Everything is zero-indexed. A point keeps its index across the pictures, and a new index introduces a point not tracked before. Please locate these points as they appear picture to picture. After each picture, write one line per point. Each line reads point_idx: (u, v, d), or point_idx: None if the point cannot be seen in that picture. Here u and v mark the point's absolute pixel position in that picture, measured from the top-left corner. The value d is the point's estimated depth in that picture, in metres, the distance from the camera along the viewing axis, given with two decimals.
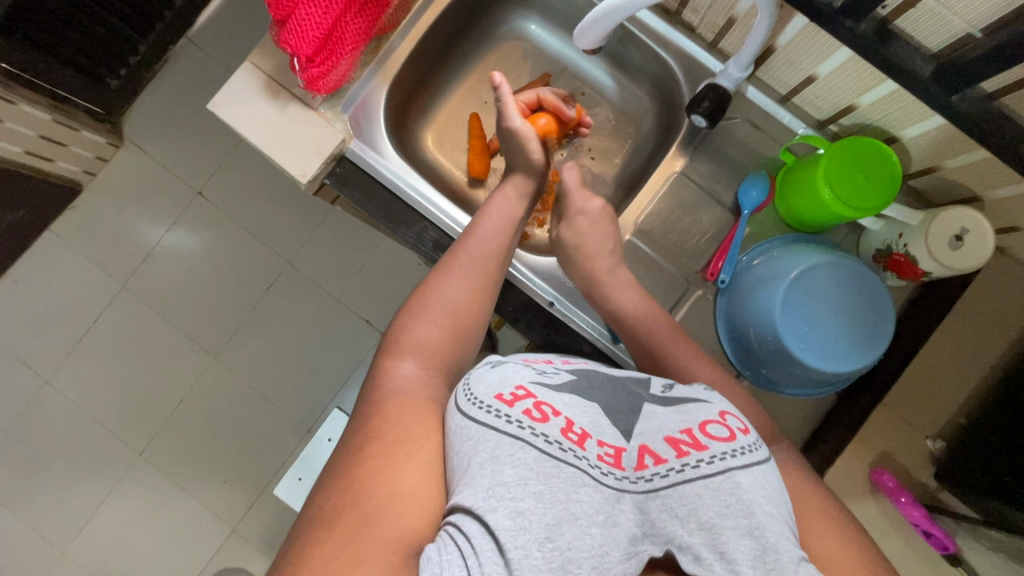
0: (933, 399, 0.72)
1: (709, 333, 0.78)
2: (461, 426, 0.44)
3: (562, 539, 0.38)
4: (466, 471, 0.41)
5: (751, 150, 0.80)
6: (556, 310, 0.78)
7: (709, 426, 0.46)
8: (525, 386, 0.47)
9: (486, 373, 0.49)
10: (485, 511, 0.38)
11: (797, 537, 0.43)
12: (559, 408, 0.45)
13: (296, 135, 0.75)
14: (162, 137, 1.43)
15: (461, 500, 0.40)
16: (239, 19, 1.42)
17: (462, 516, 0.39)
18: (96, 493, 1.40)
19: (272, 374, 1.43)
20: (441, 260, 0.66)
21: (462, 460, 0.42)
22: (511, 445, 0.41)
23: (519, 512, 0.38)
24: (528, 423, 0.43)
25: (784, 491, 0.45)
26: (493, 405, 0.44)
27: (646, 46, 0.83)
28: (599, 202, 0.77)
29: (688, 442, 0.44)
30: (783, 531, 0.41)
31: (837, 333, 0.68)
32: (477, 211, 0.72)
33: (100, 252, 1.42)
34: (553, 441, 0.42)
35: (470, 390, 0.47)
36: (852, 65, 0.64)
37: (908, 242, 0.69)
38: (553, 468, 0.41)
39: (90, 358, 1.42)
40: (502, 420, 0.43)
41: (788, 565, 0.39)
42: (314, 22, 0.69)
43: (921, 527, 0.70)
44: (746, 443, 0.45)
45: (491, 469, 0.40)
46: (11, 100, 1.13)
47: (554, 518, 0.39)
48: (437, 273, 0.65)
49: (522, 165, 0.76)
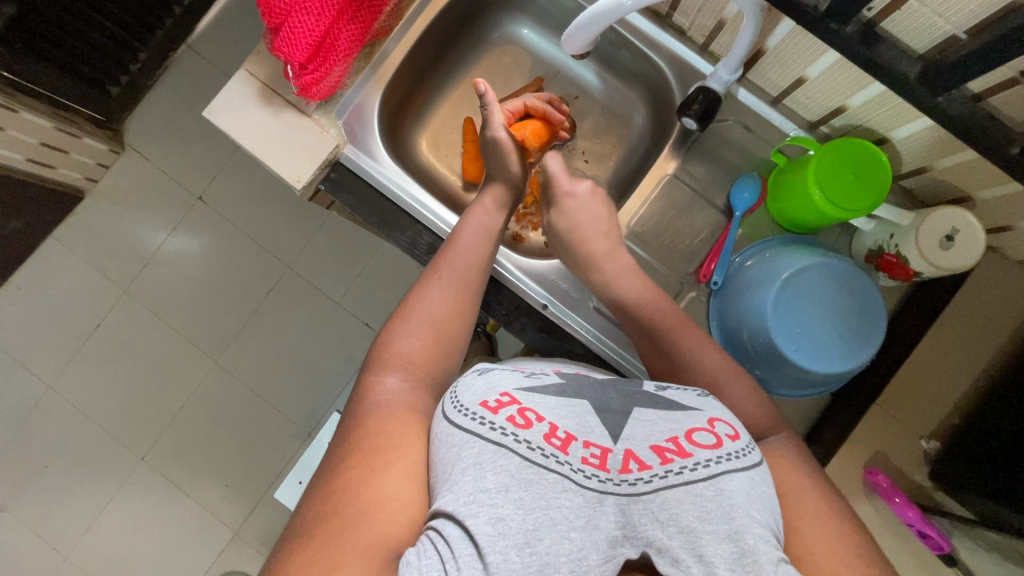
0: (927, 399, 0.72)
1: (703, 335, 0.78)
2: (447, 433, 0.45)
3: (540, 544, 0.38)
4: (448, 477, 0.42)
5: (743, 151, 0.80)
6: (550, 312, 0.79)
7: (695, 434, 0.46)
8: (510, 392, 0.47)
9: (474, 380, 0.49)
10: (466, 516, 0.39)
11: (780, 541, 0.42)
12: (543, 414, 0.46)
13: (291, 141, 0.75)
14: (163, 143, 1.44)
15: (443, 505, 0.40)
16: (237, 26, 1.44)
17: (444, 521, 0.40)
18: (99, 498, 1.41)
19: (272, 377, 1.43)
20: (424, 273, 0.67)
21: (446, 467, 0.43)
22: (494, 452, 0.42)
23: (498, 518, 0.39)
24: (511, 430, 0.43)
25: (771, 496, 0.45)
26: (479, 412, 0.45)
27: (638, 49, 0.83)
28: (588, 184, 0.77)
29: (673, 449, 0.45)
30: (763, 535, 0.41)
31: (829, 335, 0.68)
32: (464, 223, 0.73)
33: (102, 257, 1.44)
34: (535, 447, 0.43)
35: (457, 397, 0.47)
36: (839, 67, 0.64)
37: (899, 242, 0.69)
38: (534, 475, 0.41)
39: (92, 364, 1.43)
40: (487, 427, 0.43)
41: (767, 566, 0.39)
42: (307, 29, 0.70)
43: (916, 528, 0.70)
44: (733, 449, 0.45)
45: (473, 476, 0.41)
46: (12, 107, 1.15)
47: (533, 524, 0.39)
48: (420, 286, 0.65)
49: (502, 175, 0.78)
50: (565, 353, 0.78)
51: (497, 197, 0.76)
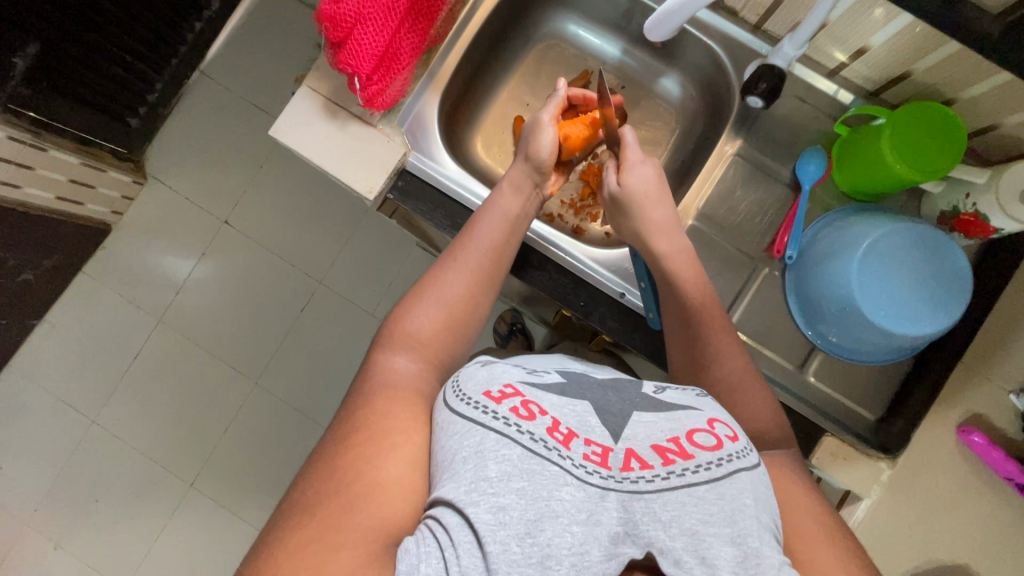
0: (1014, 355, 0.72)
1: (778, 310, 0.79)
2: (448, 421, 0.45)
3: (541, 535, 0.39)
4: (450, 466, 0.42)
5: (803, 125, 0.81)
6: (628, 300, 0.79)
7: (697, 435, 0.46)
8: (514, 384, 0.47)
9: (476, 370, 0.49)
10: (467, 504, 0.39)
11: (779, 542, 0.44)
12: (546, 407, 0.45)
13: (358, 152, 0.76)
14: (188, 170, 1.46)
15: (443, 494, 0.41)
16: (253, 48, 1.45)
17: (444, 510, 0.41)
18: (153, 526, 1.41)
19: (312, 393, 1.44)
20: (441, 254, 0.67)
21: (446, 456, 0.43)
22: (497, 441, 0.42)
23: (500, 508, 0.39)
24: (514, 421, 0.43)
25: (770, 498, 0.46)
26: (482, 401, 0.45)
27: (688, 34, 0.84)
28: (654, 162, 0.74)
29: (674, 450, 0.45)
30: (764, 540, 0.42)
31: (915, 297, 0.68)
32: (487, 207, 0.72)
33: (134, 289, 1.45)
34: (538, 439, 0.43)
35: (460, 386, 0.47)
36: (909, 32, 0.65)
37: (976, 200, 0.70)
38: (536, 465, 0.41)
39: (133, 394, 1.44)
40: (489, 416, 0.43)
41: (768, 569, 0.41)
42: (372, 40, 0.70)
43: (1015, 481, 0.70)
44: (733, 450, 0.46)
45: (475, 465, 0.41)
46: (41, 146, 1.17)
47: (535, 515, 0.39)
48: (438, 267, 0.65)
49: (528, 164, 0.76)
50: (648, 341, 0.78)
51: (515, 180, 0.74)
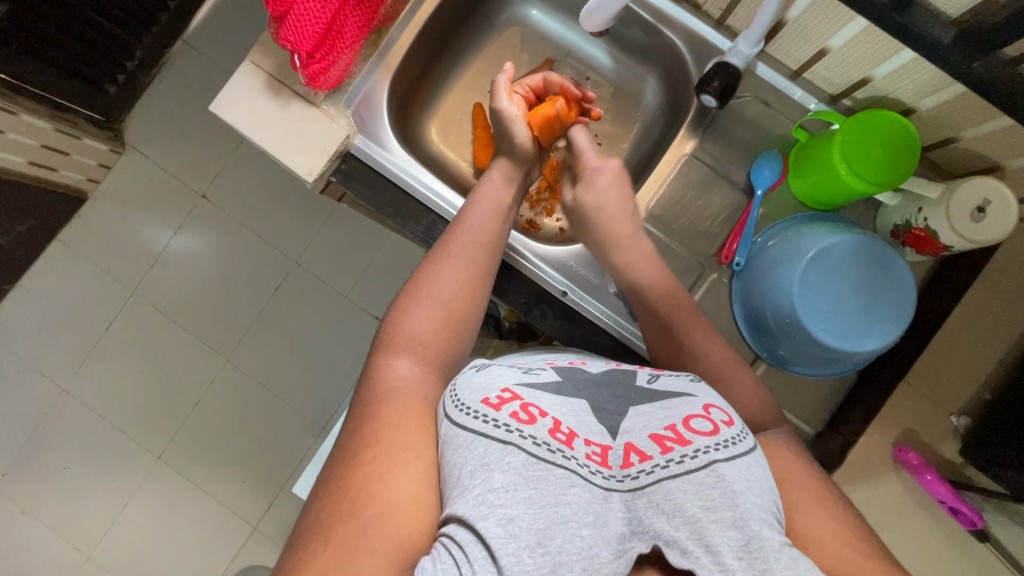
0: (956, 375, 0.71)
1: (724, 317, 0.78)
2: (450, 434, 0.43)
3: (552, 544, 0.37)
4: (457, 481, 0.40)
5: (762, 128, 0.79)
6: (570, 299, 0.79)
7: (693, 421, 0.46)
8: (511, 388, 0.46)
9: (473, 377, 0.47)
10: (477, 518, 0.37)
11: (780, 523, 0.42)
12: (546, 409, 0.45)
13: (301, 132, 0.74)
14: (163, 140, 1.38)
15: (454, 509, 0.39)
16: (234, 17, 1.37)
17: (456, 526, 0.38)
18: (118, 498, 1.38)
19: (285, 373, 1.40)
20: (431, 251, 0.64)
21: (453, 470, 0.41)
22: (501, 450, 0.40)
23: (509, 519, 0.37)
24: (515, 426, 0.42)
25: (770, 481, 0.44)
26: (481, 410, 0.43)
27: (652, 27, 0.82)
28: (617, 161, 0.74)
29: (672, 437, 0.44)
30: (766, 520, 0.40)
31: (855, 310, 0.67)
32: (471, 200, 0.70)
33: (108, 259, 1.39)
34: (541, 442, 0.41)
35: (457, 395, 0.46)
36: (866, 36, 0.63)
37: (928, 216, 0.67)
38: (542, 471, 0.40)
39: (102, 367, 1.39)
40: (491, 426, 0.42)
41: (771, 554, 0.38)
42: (313, 16, 0.67)
43: (948, 505, 0.70)
44: (729, 435, 0.45)
45: (482, 477, 0.39)
46: (11, 110, 1.09)
47: (544, 523, 0.38)
48: (427, 264, 0.62)
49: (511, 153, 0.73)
50: (590, 341, 0.78)
51: (505, 171, 0.73)
